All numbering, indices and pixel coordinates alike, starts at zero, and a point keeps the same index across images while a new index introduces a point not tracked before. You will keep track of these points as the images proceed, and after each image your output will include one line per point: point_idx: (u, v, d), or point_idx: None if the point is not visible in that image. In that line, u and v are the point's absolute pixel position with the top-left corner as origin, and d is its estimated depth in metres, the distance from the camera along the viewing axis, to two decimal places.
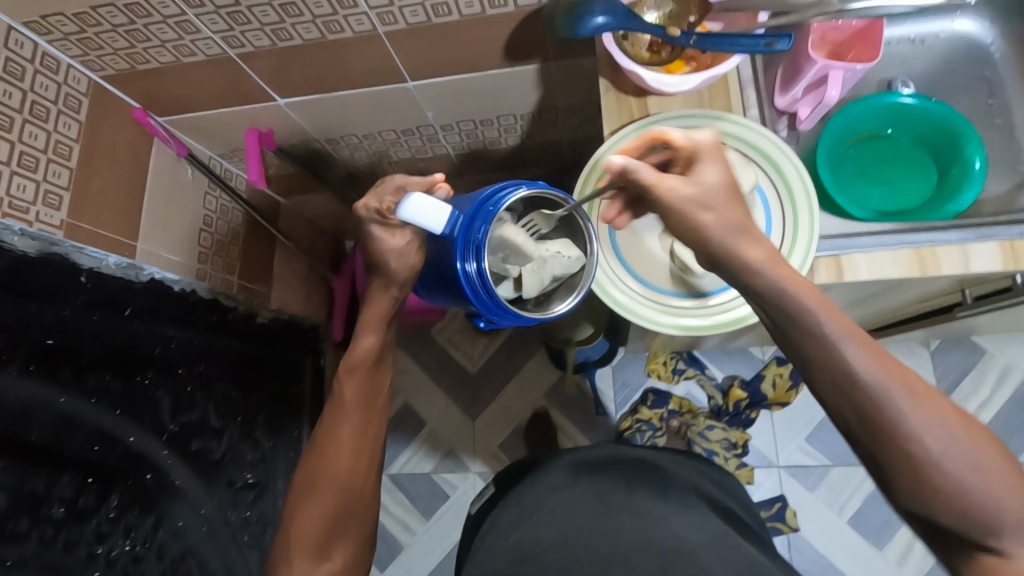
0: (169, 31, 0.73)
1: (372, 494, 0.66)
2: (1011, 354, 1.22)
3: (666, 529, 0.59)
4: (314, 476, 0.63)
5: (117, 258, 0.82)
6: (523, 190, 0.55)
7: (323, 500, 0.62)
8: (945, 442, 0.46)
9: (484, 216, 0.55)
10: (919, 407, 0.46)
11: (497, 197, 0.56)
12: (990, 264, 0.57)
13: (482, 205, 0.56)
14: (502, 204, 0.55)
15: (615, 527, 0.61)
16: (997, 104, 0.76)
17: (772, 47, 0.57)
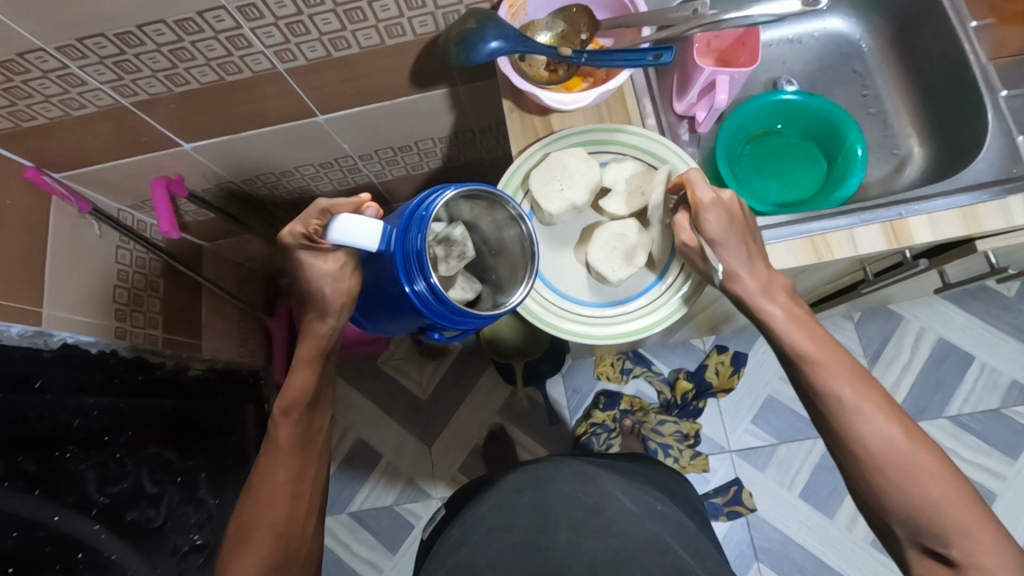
0: (52, 85, 0.70)
1: (314, 535, 0.65)
2: (924, 318, 1.31)
3: (601, 542, 0.62)
4: (248, 526, 0.61)
5: (21, 327, 0.79)
6: (449, 192, 0.56)
7: (260, 555, 0.60)
8: (840, 384, 0.55)
9: (417, 222, 0.56)
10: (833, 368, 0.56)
11: (426, 203, 0.57)
12: (875, 244, 0.62)
13: (413, 213, 0.57)
14: (433, 206, 0.56)
15: (551, 541, 0.62)
16: (870, 94, 0.83)
17: (658, 60, 0.59)
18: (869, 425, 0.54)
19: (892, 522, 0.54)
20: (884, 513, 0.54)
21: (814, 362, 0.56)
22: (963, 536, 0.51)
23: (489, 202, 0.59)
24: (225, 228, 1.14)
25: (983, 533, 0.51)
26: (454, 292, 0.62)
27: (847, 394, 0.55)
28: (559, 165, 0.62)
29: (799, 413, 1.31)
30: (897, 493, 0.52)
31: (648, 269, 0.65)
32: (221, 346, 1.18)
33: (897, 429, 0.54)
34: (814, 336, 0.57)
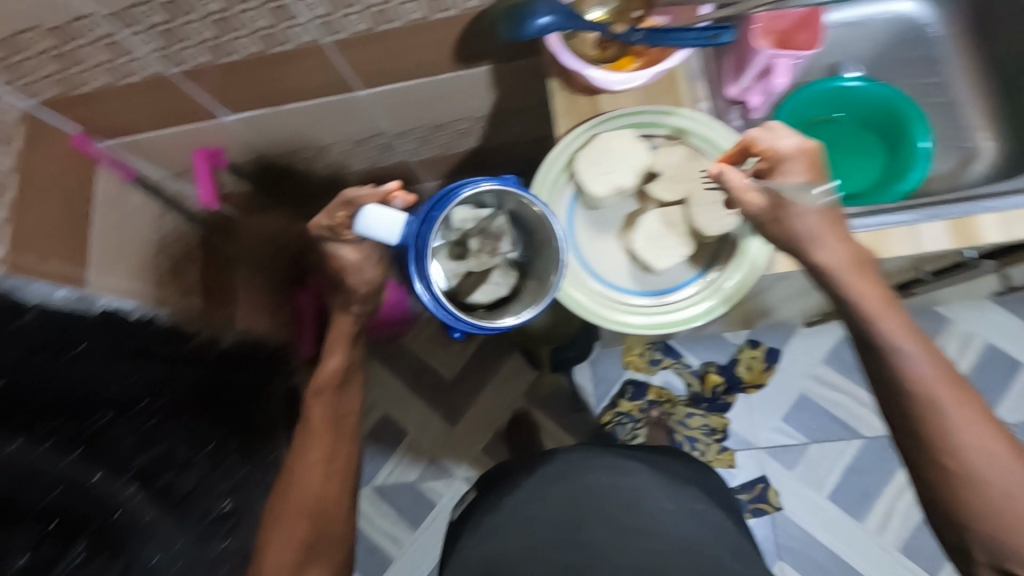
0: (102, 53, 0.70)
1: (347, 515, 0.65)
2: (972, 322, 1.25)
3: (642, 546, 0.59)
4: (281, 505, 0.63)
5: (66, 291, 0.83)
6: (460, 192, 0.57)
7: (295, 530, 0.62)
8: (924, 366, 0.51)
9: (428, 221, 0.58)
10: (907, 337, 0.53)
11: (443, 199, 0.59)
12: (940, 243, 0.58)
13: (428, 210, 0.59)
14: (444, 206, 0.58)
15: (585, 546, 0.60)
16: (938, 83, 0.78)
17: (716, 40, 0.57)
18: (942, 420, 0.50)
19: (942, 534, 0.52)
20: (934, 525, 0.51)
21: (901, 344, 0.52)
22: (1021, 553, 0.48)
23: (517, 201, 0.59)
24: (261, 201, 1.15)
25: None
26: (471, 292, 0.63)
27: (937, 385, 0.51)
28: (605, 148, 0.60)
29: (832, 413, 1.28)
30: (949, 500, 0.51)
31: (693, 261, 0.63)
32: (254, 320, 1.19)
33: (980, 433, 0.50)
34: (901, 320, 0.53)
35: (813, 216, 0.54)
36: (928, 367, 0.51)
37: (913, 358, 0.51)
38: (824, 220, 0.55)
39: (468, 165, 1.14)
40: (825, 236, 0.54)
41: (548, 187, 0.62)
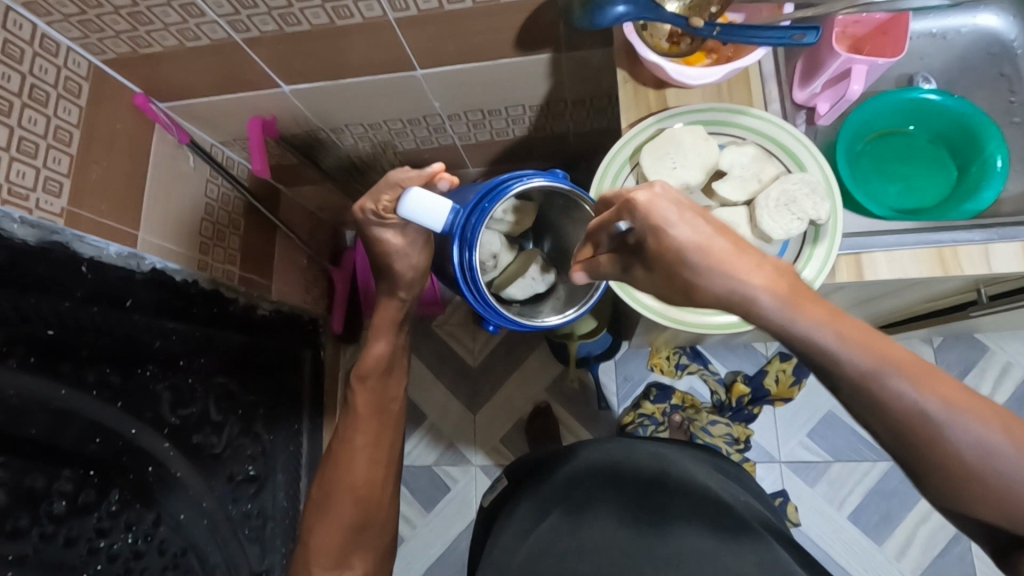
0: (173, 14, 0.71)
1: (389, 503, 0.70)
2: (1012, 352, 1.23)
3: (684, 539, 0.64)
4: (330, 491, 0.68)
5: (117, 247, 0.79)
6: (522, 182, 0.55)
7: (343, 512, 0.67)
8: (920, 395, 0.37)
9: (478, 213, 0.55)
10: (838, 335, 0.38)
11: (497, 192, 0.55)
12: (1010, 265, 0.58)
13: (480, 199, 0.56)
14: (497, 201, 0.55)
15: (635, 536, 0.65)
16: (1018, 101, 0.75)
17: (798, 40, 0.56)
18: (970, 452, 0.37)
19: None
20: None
21: (884, 376, 0.37)
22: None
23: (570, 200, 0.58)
24: (306, 173, 1.16)
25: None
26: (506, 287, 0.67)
27: (947, 423, 0.37)
28: (675, 142, 0.59)
29: (860, 433, 1.25)
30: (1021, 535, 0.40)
31: None
32: (289, 289, 1.20)
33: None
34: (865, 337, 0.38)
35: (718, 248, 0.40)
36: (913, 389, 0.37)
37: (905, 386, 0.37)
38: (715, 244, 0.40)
39: (513, 154, 1.13)
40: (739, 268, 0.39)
41: (609, 180, 0.62)
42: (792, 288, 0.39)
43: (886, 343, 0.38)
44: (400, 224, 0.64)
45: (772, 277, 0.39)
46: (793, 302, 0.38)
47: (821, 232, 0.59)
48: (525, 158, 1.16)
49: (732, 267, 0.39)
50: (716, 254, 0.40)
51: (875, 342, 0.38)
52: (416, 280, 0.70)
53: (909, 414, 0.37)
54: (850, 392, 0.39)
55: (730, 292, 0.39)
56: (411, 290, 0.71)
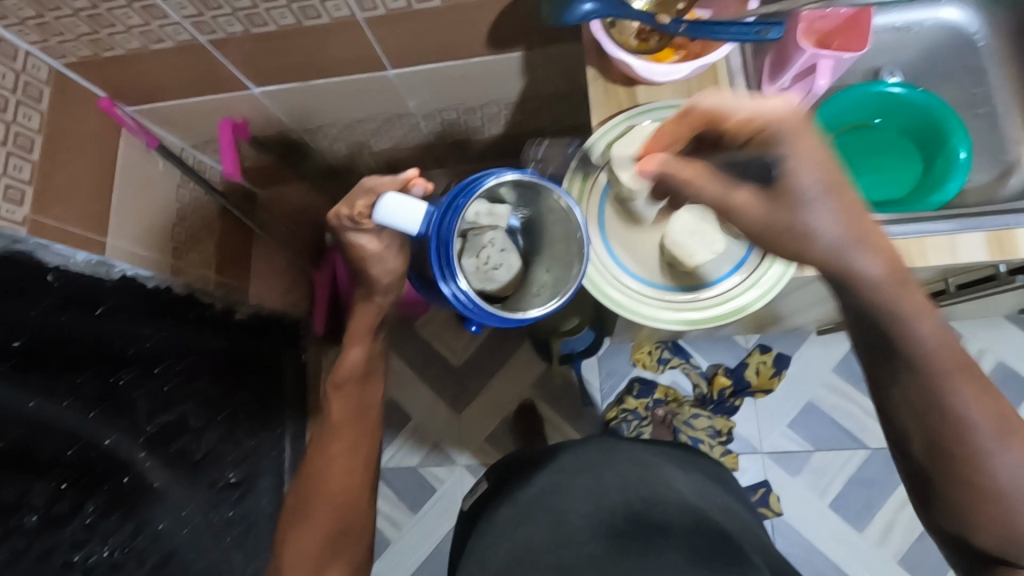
0: (135, 16, 0.70)
1: (367, 508, 0.69)
2: (986, 338, 1.25)
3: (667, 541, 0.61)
4: (306, 504, 0.66)
5: (85, 256, 0.78)
6: (494, 177, 0.57)
7: (320, 518, 0.65)
8: (977, 405, 0.47)
9: (452, 210, 0.57)
10: (937, 330, 0.46)
11: (470, 188, 0.57)
12: (977, 254, 0.59)
13: (453, 197, 0.58)
14: (470, 196, 0.57)
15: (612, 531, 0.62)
16: (981, 93, 0.77)
17: (764, 35, 0.56)
18: (984, 444, 0.47)
19: (959, 536, 0.52)
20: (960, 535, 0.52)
21: (951, 380, 0.47)
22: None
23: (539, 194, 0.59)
24: (281, 176, 1.14)
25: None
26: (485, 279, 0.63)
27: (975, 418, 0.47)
28: (646, 136, 0.60)
29: (840, 422, 1.27)
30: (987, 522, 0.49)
31: (727, 258, 0.62)
32: (266, 294, 1.18)
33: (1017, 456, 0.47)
34: (946, 346, 0.47)
35: (853, 219, 0.44)
36: (967, 390, 0.47)
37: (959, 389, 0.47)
38: (850, 201, 0.45)
39: (491, 152, 1.13)
40: (864, 237, 0.45)
41: (581, 177, 0.63)
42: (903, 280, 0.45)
43: (964, 357, 0.48)
44: (376, 229, 0.64)
45: (890, 267, 0.45)
46: (896, 290, 0.45)
47: None
48: (503, 157, 1.15)
49: (861, 244, 0.44)
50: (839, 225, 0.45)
51: (948, 347, 0.47)
52: (392, 285, 0.70)
53: (972, 421, 0.47)
54: (917, 380, 0.48)
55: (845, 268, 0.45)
56: (387, 293, 0.71)
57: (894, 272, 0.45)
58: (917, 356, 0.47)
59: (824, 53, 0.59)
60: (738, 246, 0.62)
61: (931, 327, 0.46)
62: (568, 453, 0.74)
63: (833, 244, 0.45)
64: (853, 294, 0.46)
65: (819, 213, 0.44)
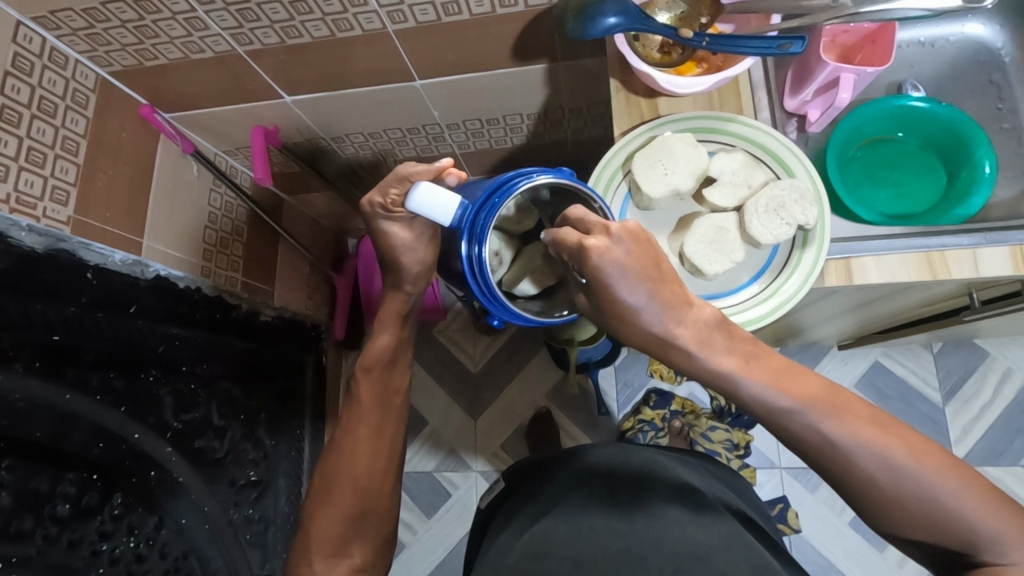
0: (178, 28, 0.73)
1: (389, 495, 0.71)
2: (1013, 357, 1.23)
3: (680, 532, 0.63)
4: (327, 479, 0.69)
5: (123, 255, 0.81)
6: (535, 178, 0.53)
7: (338, 500, 0.68)
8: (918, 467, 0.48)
9: (488, 208, 0.54)
10: (834, 415, 0.49)
11: (507, 186, 0.54)
12: (999, 269, 0.58)
13: (489, 194, 0.55)
14: (507, 196, 0.54)
15: (628, 529, 0.65)
16: (1007, 108, 0.76)
17: (785, 50, 0.57)
18: (917, 491, 0.48)
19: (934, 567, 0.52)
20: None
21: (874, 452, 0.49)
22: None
23: (577, 197, 0.56)
24: (308, 182, 1.18)
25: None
26: (518, 281, 0.61)
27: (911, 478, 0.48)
28: (666, 149, 0.60)
29: None
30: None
31: (745, 267, 0.63)
32: (291, 295, 1.21)
33: (951, 492, 0.48)
34: (838, 409, 0.49)
35: (699, 323, 0.51)
36: (852, 431, 0.49)
37: (863, 444, 0.49)
38: (650, 275, 0.50)
39: (512, 162, 1.15)
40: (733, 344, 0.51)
41: (602, 186, 0.63)
42: (793, 383, 0.50)
43: (882, 427, 0.49)
44: (408, 218, 0.64)
45: (776, 372, 0.50)
46: (777, 383, 0.49)
47: (809, 237, 0.60)
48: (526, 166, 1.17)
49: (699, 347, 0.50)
50: (691, 341, 0.51)
51: (820, 399, 0.50)
52: (422, 275, 0.70)
53: (909, 485, 0.48)
54: (841, 469, 0.50)
55: (725, 381, 0.51)
56: (417, 284, 0.71)
57: (771, 374, 0.50)
58: (819, 442, 0.49)
59: (850, 73, 0.60)
60: (759, 254, 0.63)
61: (827, 416, 0.49)
62: (583, 452, 0.74)
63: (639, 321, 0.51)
64: (730, 392, 0.51)
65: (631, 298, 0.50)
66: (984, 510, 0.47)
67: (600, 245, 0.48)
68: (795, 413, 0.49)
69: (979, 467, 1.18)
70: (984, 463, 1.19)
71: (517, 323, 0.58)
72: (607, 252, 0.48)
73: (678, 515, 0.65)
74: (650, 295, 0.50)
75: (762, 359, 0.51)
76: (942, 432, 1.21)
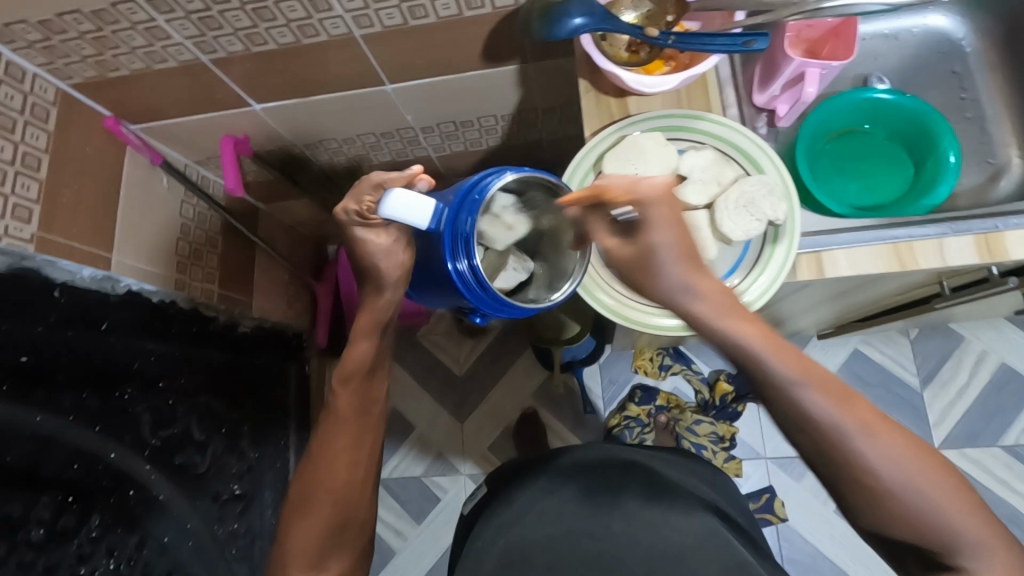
0: (139, 37, 0.72)
1: (366, 504, 0.70)
2: (986, 340, 1.25)
3: (656, 533, 0.63)
4: (306, 492, 0.68)
5: (91, 271, 0.79)
6: (509, 175, 0.57)
7: (318, 513, 0.67)
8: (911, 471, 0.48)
9: (468, 206, 0.58)
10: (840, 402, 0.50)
11: (482, 185, 0.58)
12: (965, 257, 0.59)
13: (466, 194, 0.58)
14: (485, 192, 0.57)
15: (603, 529, 0.65)
16: (969, 98, 0.78)
17: (750, 47, 0.57)
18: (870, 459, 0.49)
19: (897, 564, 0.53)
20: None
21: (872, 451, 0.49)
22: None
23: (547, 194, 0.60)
24: (283, 190, 1.16)
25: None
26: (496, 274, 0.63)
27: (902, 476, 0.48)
28: (636, 149, 0.60)
29: None
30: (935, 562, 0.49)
31: (719, 263, 0.62)
32: (270, 305, 1.20)
33: (902, 467, 0.48)
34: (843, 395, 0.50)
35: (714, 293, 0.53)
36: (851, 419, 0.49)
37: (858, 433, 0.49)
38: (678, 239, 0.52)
39: (489, 163, 1.14)
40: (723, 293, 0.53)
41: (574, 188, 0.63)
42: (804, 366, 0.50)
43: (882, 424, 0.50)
44: (384, 224, 0.64)
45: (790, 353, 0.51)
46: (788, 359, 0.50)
47: (782, 231, 0.60)
48: None
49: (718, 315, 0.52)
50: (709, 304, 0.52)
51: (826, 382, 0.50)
52: (402, 281, 0.68)
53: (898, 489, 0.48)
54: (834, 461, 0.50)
55: (711, 325, 0.52)
56: (397, 290, 0.69)
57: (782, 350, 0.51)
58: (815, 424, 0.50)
59: (816, 68, 0.61)
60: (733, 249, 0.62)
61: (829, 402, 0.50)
62: (563, 456, 0.74)
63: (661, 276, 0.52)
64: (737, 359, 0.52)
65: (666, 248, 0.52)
66: (931, 487, 0.48)
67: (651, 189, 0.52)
68: (794, 387, 0.50)
69: (958, 450, 1.21)
70: (962, 446, 1.21)
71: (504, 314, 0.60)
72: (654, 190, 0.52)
73: (654, 514, 0.65)
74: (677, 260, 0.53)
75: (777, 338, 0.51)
76: (921, 417, 1.23)
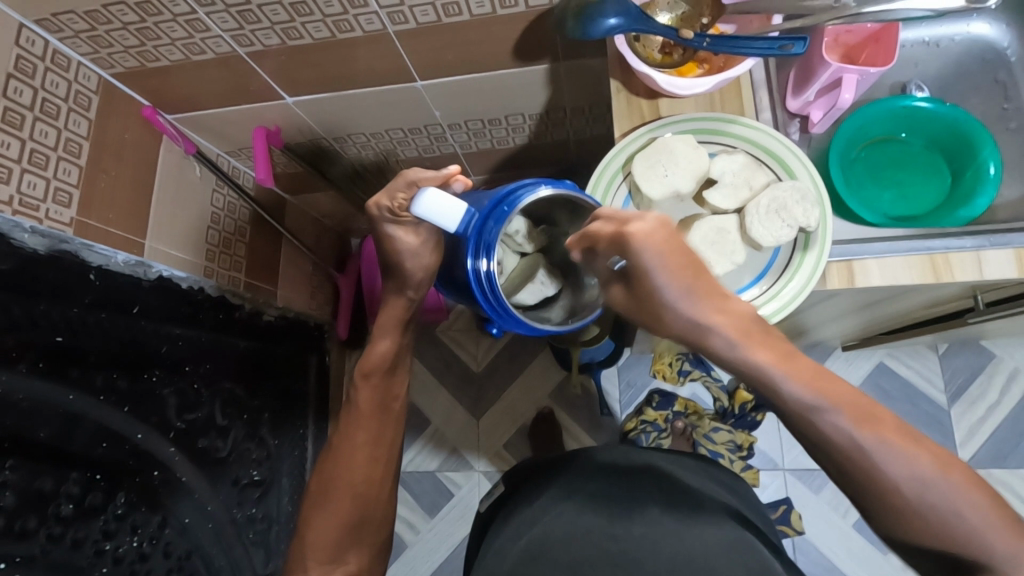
0: (179, 29, 0.73)
1: (386, 499, 0.71)
2: (1018, 358, 1.22)
3: (676, 537, 0.64)
4: (329, 485, 0.69)
5: (125, 256, 0.81)
6: (543, 190, 0.56)
7: (340, 506, 0.68)
8: (957, 496, 0.46)
9: (497, 215, 0.56)
10: (881, 433, 0.47)
11: (514, 197, 0.56)
12: (1003, 272, 0.58)
13: (497, 204, 0.57)
14: (516, 205, 0.56)
15: (624, 531, 0.66)
16: (1012, 108, 0.76)
17: (788, 51, 0.57)
18: (895, 475, 0.46)
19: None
20: (912, 544, 0.49)
21: (912, 479, 0.46)
22: (1005, 561, 0.45)
23: (581, 208, 0.59)
24: (313, 184, 1.18)
25: (992, 518, 0.46)
26: (515, 292, 0.63)
27: (953, 508, 0.46)
28: (667, 149, 0.60)
29: None
30: (894, 518, 0.48)
31: (746, 269, 0.62)
32: (292, 295, 1.22)
33: (883, 440, 0.46)
34: (878, 419, 0.47)
35: (738, 322, 0.49)
36: (885, 443, 0.46)
37: (902, 462, 0.46)
38: (686, 265, 0.49)
39: (514, 162, 1.15)
40: (687, 275, 0.49)
41: (602, 189, 0.63)
42: (853, 402, 0.47)
43: (922, 450, 0.47)
44: (413, 221, 0.65)
45: (839, 397, 0.47)
46: (817, 385, 0.47)
47: (812, 238, 0.59)
48: (526, 166, 1.17)
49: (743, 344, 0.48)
50: (730, 329, 0.49)
51: (862, 408, 0.47)
52: (425, 280, 0.70)
53: (949, 516, 0.46)
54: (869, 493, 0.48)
55: (732, 355, 0.49)
56: (419, 289, 0.71)
57: (819, 385, 0.47)
58: (854, 459, 0.47)
59: (852, 74, 0.59)
60: (760, 257, 0.62)
61: (875, 433, 0.47)
62: (581, 457, 0.73)
63: (670, 304, 0.49)
64: (771, 393, 0.49)
65: (665, 285, 0.49)
66: (896, 441, 0.46)
67: (641, 229, 0.49)
68: (825, 415, 0.47)
69: (985, 469, 1.18)
70: (989, 465, 1.18)
71: (521, 331, 0.59)
72: (648, 234, 0.49)
73: (676, 519, 0.65)
74: (682, 285, 0.49)
75: (815, 371, 0.48)
76: (947, 433, 1.20)
